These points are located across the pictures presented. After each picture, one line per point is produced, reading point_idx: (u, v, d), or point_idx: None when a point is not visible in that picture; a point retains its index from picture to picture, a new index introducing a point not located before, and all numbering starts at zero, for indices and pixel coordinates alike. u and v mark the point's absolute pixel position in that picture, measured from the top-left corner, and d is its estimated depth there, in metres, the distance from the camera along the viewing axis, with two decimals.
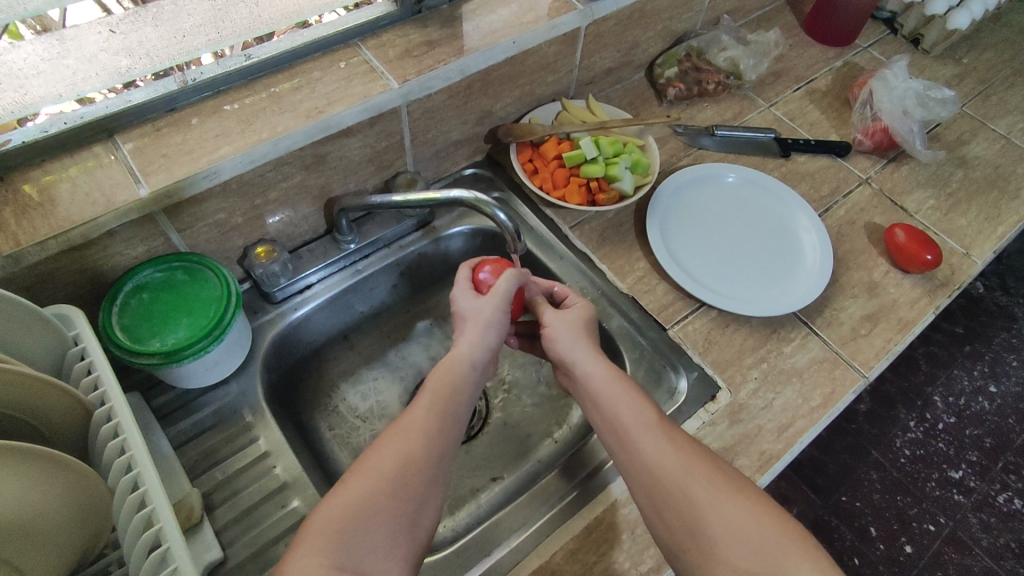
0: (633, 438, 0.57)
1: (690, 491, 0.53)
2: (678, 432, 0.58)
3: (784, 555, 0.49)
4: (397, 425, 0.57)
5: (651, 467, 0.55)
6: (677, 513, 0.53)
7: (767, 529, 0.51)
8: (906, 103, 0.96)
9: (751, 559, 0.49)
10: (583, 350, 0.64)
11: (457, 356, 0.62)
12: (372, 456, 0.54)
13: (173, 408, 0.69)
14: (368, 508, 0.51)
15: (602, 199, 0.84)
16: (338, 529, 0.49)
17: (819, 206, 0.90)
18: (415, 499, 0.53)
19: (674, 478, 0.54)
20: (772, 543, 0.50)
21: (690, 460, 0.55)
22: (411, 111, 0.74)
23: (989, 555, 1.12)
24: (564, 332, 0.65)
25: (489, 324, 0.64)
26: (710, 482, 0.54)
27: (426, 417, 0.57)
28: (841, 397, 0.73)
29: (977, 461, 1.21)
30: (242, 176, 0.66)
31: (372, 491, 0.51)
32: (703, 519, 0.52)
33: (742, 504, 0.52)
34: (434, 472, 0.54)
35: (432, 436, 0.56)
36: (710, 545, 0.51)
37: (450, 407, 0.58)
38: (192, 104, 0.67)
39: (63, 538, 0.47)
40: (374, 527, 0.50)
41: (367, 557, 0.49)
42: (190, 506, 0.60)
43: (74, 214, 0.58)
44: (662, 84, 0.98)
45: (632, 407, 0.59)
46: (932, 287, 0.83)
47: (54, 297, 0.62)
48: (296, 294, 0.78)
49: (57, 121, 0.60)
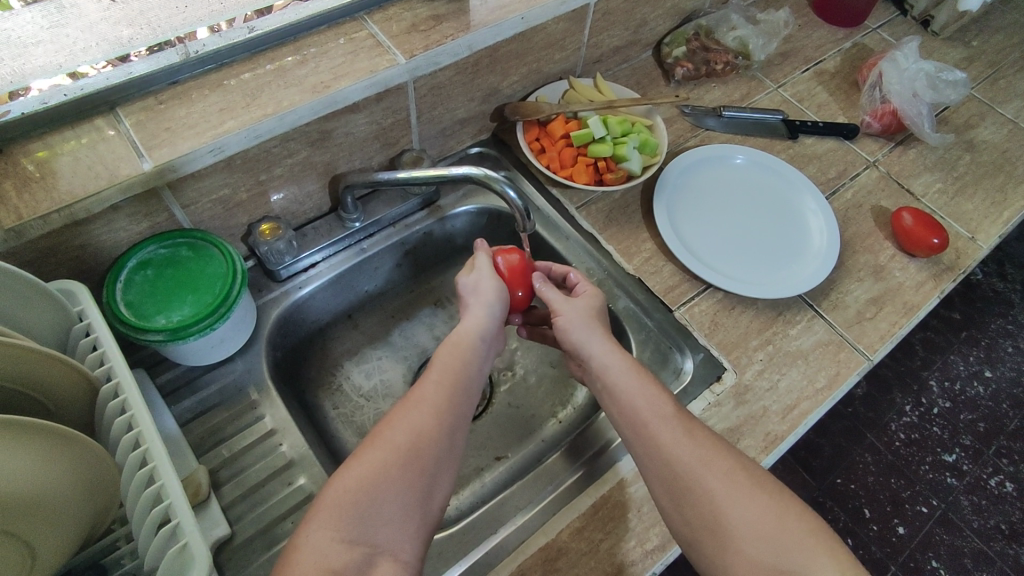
0: (650, 431, 0.57)
1: (709, 485, 0.54)
2: (696, 423, 0.58)
3: (801, 549, 0.51)
4: (408, 400, 0.56)
5: (668, 458, 0.55)
6: (694, 505, 0.54)
7: (785, 523, 0.52)
8: (916, 85, 0.95)
9: (769, 554, 0.51)
10: (597, 341, 0.63)
11: (464, 331, 0.62)
12: (384, 430, 0.54)
13: (177, 385, 0.68)
14: (381, 481, 0.51)
15: (609, 179, 0.83)
16: (351, 502, 0.49)
17: (826, 189, 0.90)
18: (428, 472, 0.53)
19: (692, 471, 0.54)
20: (790, 538, 0.51)
21: (709, 453, 0.56)
22: (418, 87, 0.73)
23: (980, 537, 1.13)
24: (575, 321, 0.65)
25: (491, 303, 0.64)
26: (728, 476, 0.54)
27: (437, 390, 0.57)
28: (845, 379, 0.73)
29: (970, 445, 1.22)
30: (247, 151, 0.64)
31: (385, 464, 0.51)
32: (722, 514, 0.53)
33: (760, 498, 0.53)
34: (444, 450, 0.54)
35: (443, 410, 0.56)
36: (727, 538, 0.52)
37: (460, 381, 0.58)
38: (195, 77, 0.65)
39: (71, 512, 0.47)
40: (387, 500, 0.50)
41: (380, 531, 0.49)
42: (198, 482, 0.60)
43: (77, 189, 0.56)
44: (670, 64, 0.97)
45: (650, 399, 0.59)
46: (937, 271, 0.83)
47: (57, 273, 0.61)
48: (301, 272, 0.77)
49: (57, 93, 0.59)
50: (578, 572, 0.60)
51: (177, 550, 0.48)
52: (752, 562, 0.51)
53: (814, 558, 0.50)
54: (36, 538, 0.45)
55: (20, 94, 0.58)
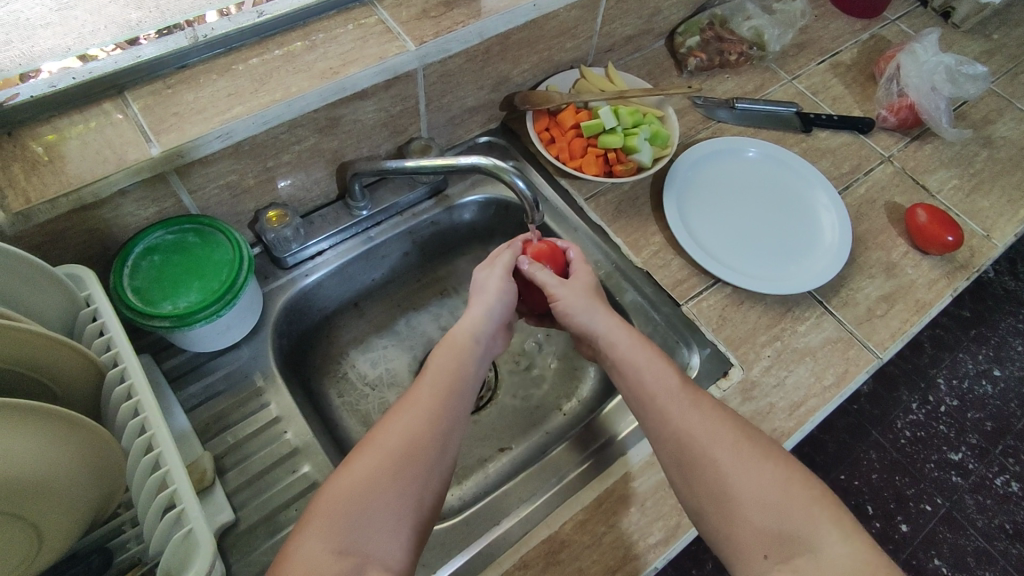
0: (658, 405, 0.59)
1: (718, 458, 0.55)
2: (703, 396, 0.60)
3: (808, 517, 0.52)
4: (404, 404, 0.57)
5: (676, 431, 0.57)
6: (700, 474, 0.55)
7: (791, 492, 0.53)
8: (935, 78, 0.93)
9: (775, 521, 0.52)
10: (602, 316, 0.64)
11: (460, 330, 0.62)
12: (379, 433, 0.54)
13: (183, 370, 0.69)
14: (372, 487, 0.51)
15: (619, 170, 0.82)
16: (345, 507, 0.50)
17: (839, 184, 0.88)
18: (420, 478, 0.52)
19: (699, 443, 0.56)
20: (796, 506, 0.53)
21: (716, 424, 0.57)
22: (427, 75, 0.72)
23: (983, 536, 1.13)
24: (576, 300, 0.65)
25: (493, 301, 0.64)
26: (737, 449, 0.56)
27: (431, 395, 0.57)
28: (854, 377, 0.73)
29: (977, 445, 1.20)
30: (255, 137, 0.64)
31: (377, 471, 0.52)
32: (727, 482, 0.54)
33: (768, 469, 0.55)
34: (437, 455, 0.54)
35: (437, 414, 0.56)
36: (733, 505, 0.53)
37: (454, 385, 0.58)
38: (204, 61, 0.65)
39: (77, 495, 0.48)
40: (378, 507, 0.50)
41: (371, 540, 0.49)
42: (203, 468, 0.60)
43: (85, 173, 0.56)
44: (684, 54, 0.95)
45: (657, 373, 0.60)
46: (951, 270, 0.81)
47: (64, 257, 0.61)
48: (308, 260, 0.77)
49: (66, 76, 0.59)
50: (579, 564, 0.60)
51: (182, 536, 0.49)
52: (758, 528, 0.53)
53: (815, 523, 0.52)
54: (41, 520, 0.46)
55: (30, 77, 0.58)
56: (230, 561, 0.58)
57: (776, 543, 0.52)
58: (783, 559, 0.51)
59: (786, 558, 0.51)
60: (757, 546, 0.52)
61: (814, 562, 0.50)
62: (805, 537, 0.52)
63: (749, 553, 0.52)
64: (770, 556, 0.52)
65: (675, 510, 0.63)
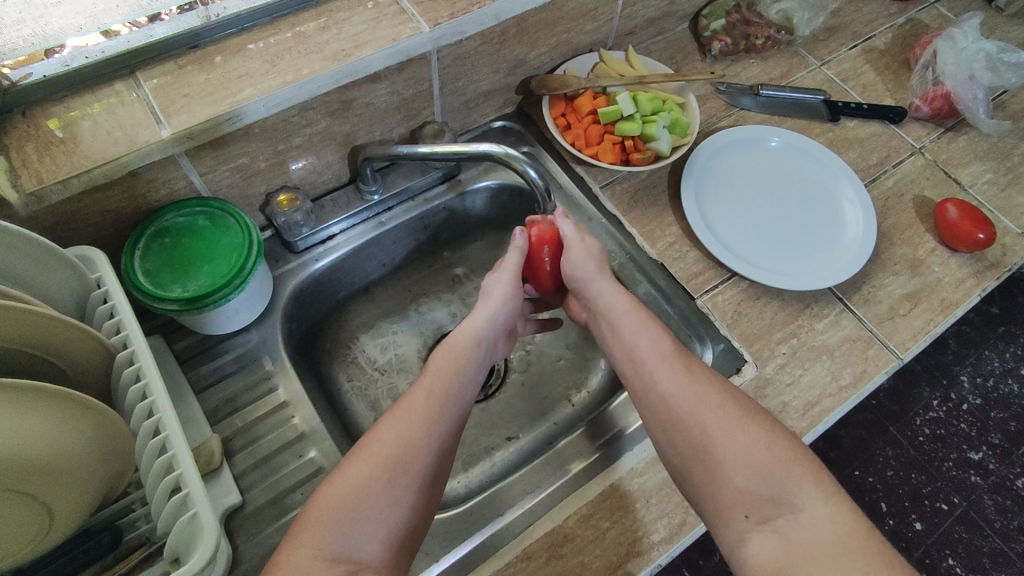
0: (648, 369, 0.59)
1: (704, 419, 0.55)
2: (696, 364, 0.59)
3: (791, 479, 0.52)
4: (398, 407, 0.57)
5: (665, 395, 0.57)
6: (687, 436, 0.55)
7: (776, 453, 0.53)
8: (974, 66, 0.89)
9: (757, 482, 0.52)
10: (604, 284, 0.66)
11: (462, 333, 0.63)
12: (372, 438, 0.54)
13: (195, 352, 0.69)
14: (365, 494, 0.51)
15: (636, 158, 0.80)
16: (338, 513, 0.50)
17: (865, 176, 0.85)
18: (412, 485, 0.53)
19: (688, 409, 0.56)
20: (780, 467, 0.52)
21: (705, 390, 0.57)
22: (441, 57, 0.70)
23: (1000, 538, 1.04)
24: (585, 261, 0.66)
25: (495, 306, 0.65)
26: (724, 412, 0.55)
27: (426, 400, 0.57)
28: (872, 377, 0.71)
29: (998, 445, 1.09)
30: (266, 120, 0.63)
31: (369, 478, 0.52)
32: (713, 444, 0.54)
33: (753, 432, 0.54)
34: (432, 457, 0.54)
35: (431, 418, 0.56)
36: (718, 465, 0.53)
37: (450, 392, 0.58)
38: (216, 41, 0.64)
39: (87, 475, 0.48)
40: (370, 514, 0.50)
41: (362, 547, 0.50)
42: (211, 450, 0.61)
43: (97, 153, 0.56)
44: (708, 38, 0.92)
45: (651, 338, 0.61)
46: (980, 268, 0.78)
47: (77, 238, 0.62)
48: (318, 244, 0.76)
49: (80, 55, 0.59)
50: (582, 559, 0.60)
51: (186, 520, 0.49)
52: (742, 490, 0.52)
53: (798, 485, 0.51)
54: (50, 498, 0.46)
55: (54, 52, 0.59)
56: (236, 542, 0.59)
57: (757, 504, 0.51)
58: (765, 520, 0.51)
59: (767, 519, 0.51)
60: (739, 507, 0.52)
61: (794, 523, 0.50)
62: (788, 498, 0.51)
63: (731, 516, 0.52)
64: (752, 517, 0.51)
65: (681, 508, 0.62)
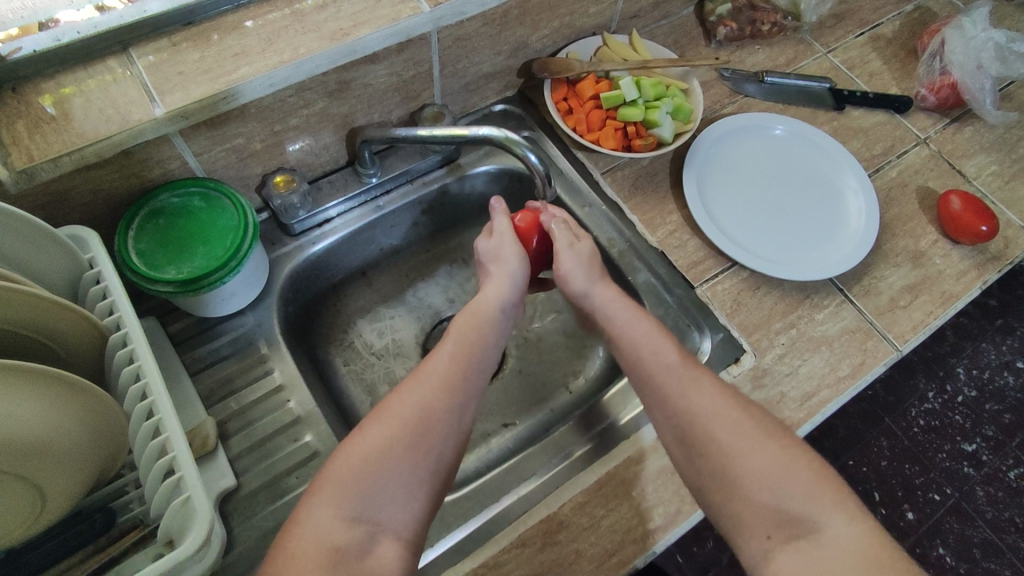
0: (659, 382, 0.58)
1: (718, 435, 0.55)
2: (705, 373, 0.59)
3: (812, 497, 0.52)
4: (419, 373, 0.57)
5: (679, 409, 0.57)
6: (703, 454, 0.55)
7: (794, 470, 0.53)
8: (982, 56, 0.88)
9: (778, 500, 0.52)
10: (599, 290, 0.65)
11: (483, 300, 0.63)
12: (392, 403, 0.54)
13: (190, 334, 0.69)
14: (386, 456, 0.51)
15: (637, 145, 0.79)
16: (358, 474, 0.50)
17: (869, 166, 0.84)
18: (434, 449, 0.53)
19: (702, 423, 0.55)
20: (798, 484, 0.52)
21: (718, 403, 0.56)
22: (441, 38, 0.69)
23: (991, 528, 1.04)
24: (576, 267, 0.66)
25: (512, 266, 0.65)
26: (738, 427, 0.55)
27: (447, 366, 0.57)
28: (870, 369, 0.70)
29: (992, 437, 1.08)
30: (262, 100, 0.62)
31: (391, 441, 0.52)
32: (731, 463, 0.54)
33: (768, 448, 0.54)
34: (454, 423, 0.54)
35: (452, 384, 0.56)
36: (736, 485, 0.53)
37: (471, 356, 0.59)
38: (211, 18, 0.63)
39: (79, 457, 0.48)
40: (391, 476, 0.51)
41: (384, 510, 0.50)
42: (205, 433, 0.61)
43: (90, 131, 0.55)
44: (713, 23, 0.90)
45: (658, 348, 0.60)
46: (982, 261, 0.78)
47: (70, 217, 0.61)
48: (315, 227, 0.76)
49: (71, 31, 0.57)
50: (577, 546, 0.60)
51: (178, 504, 0.49)
52: (762, 510, 0.52)
53: (822, 504, 0.52)
54: (43, 479, 0.46)
55: (48, 26, 0.57)
56: (231, 524, 0.59)
57: (779, 525, 0.51)
58: (788, 539, 0.51)
59: (790, 539, 0.51)
60: (761, 527, 0.52)
61: (819, 543, 0.50)
62: (812, 518, 0.51)
63: (753, 534, 0.52)
64: (774, 537, 0.51)
65: (677, 497, 0.62)
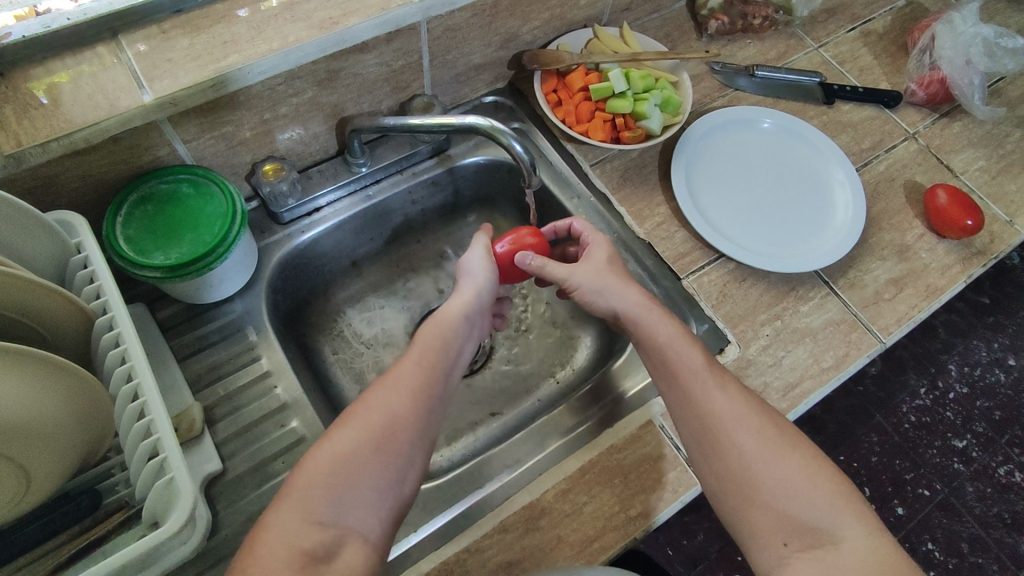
0: (685, 383, 0.58)
1: (741, 442, 0.55)
2: (731, 379, 0.59)
3: (832, 510, 0.53)
4: (387, 377, 0.56)
5: (703, 412, 0.57)
6: (723, 456, 0.55)
7: (816, 483, 0.54)
8: (971, 51, 0.88)
9: (798, 511, 0.53)
10: (625, 294, 0.63)
11: (449, 309, 0.61)
12: (361, 408, 0.54)
13: (178, 321, 0.69)
14: (354, 461, 0.52)
15: (626, 136, 0.80)
16: (327, 479, 0.51)
17: (858, 160, 0.85)
18: (402, 455, 0.53)
19: (724, 426, 0.56)
20: (821, 496, 0.53)
21: (742, 408, 0.57)
22: (431, 28, 0.69)
23: (979, 523, 1.03)
24: (602, 279, 0.64)
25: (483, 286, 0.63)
26: (763, 435, 0.56)
27: (415, 372, 0.56)
28: (854, 360, 0.71)
29: (982, 433, 1.07)
30: (252, 87, 0.63)
31: (359, 446, 0.52)
32: (752, 469, 0.54)
33: (792, 458, 0.55)
34: (420, 430, 0.55)
35: (420, 390, 0.56)
36: (756, 492, 0.54)
37: (441, 361, 0.58)
38: (200, 7, 0.63)
39: (67, 438, 0.48)
40: (360, 482, 0.51)
41: (351, 514, 0.50)
42: (191, 417, 0.61)
43: (77, 118, 0.55)
44: (704, 17, 0.91)
45: (686, 351, 0.60)
46: (966, 255, 0.78)
47: (58, 203, 0.61)
48: (305, 216, 0.76)
49: (60, 18, 0.57)
50: (559, 532, 0.61)
51: (162, 485, 0.49)
52: (781, 517, 0.53)
53: (841, 516, 0.53)
54: (32, 459, 0.47)
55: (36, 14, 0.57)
56: (217, 508, 0.60)
57: (797, 533, 0.52)
58: (805, 548, 0.52)
59: (807, 547, 0.52)
60: (778, 535, 0.53)
61: (835, 553, 0.51)
62: (831, 530, 0.52)
63: (769, 541, 0.53)
64: (791, 544, 0.52)
65: (657, 485, 0.63)
